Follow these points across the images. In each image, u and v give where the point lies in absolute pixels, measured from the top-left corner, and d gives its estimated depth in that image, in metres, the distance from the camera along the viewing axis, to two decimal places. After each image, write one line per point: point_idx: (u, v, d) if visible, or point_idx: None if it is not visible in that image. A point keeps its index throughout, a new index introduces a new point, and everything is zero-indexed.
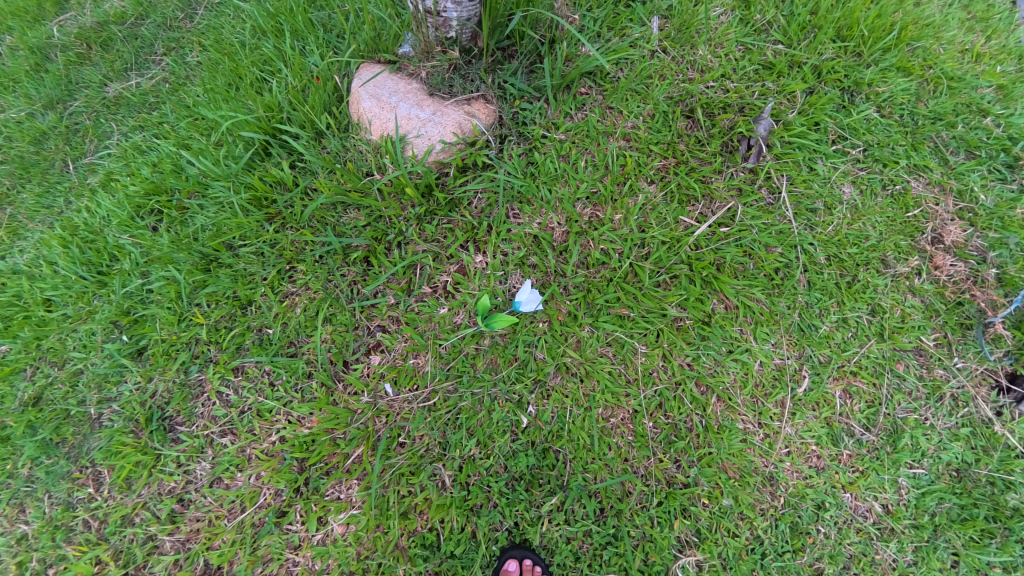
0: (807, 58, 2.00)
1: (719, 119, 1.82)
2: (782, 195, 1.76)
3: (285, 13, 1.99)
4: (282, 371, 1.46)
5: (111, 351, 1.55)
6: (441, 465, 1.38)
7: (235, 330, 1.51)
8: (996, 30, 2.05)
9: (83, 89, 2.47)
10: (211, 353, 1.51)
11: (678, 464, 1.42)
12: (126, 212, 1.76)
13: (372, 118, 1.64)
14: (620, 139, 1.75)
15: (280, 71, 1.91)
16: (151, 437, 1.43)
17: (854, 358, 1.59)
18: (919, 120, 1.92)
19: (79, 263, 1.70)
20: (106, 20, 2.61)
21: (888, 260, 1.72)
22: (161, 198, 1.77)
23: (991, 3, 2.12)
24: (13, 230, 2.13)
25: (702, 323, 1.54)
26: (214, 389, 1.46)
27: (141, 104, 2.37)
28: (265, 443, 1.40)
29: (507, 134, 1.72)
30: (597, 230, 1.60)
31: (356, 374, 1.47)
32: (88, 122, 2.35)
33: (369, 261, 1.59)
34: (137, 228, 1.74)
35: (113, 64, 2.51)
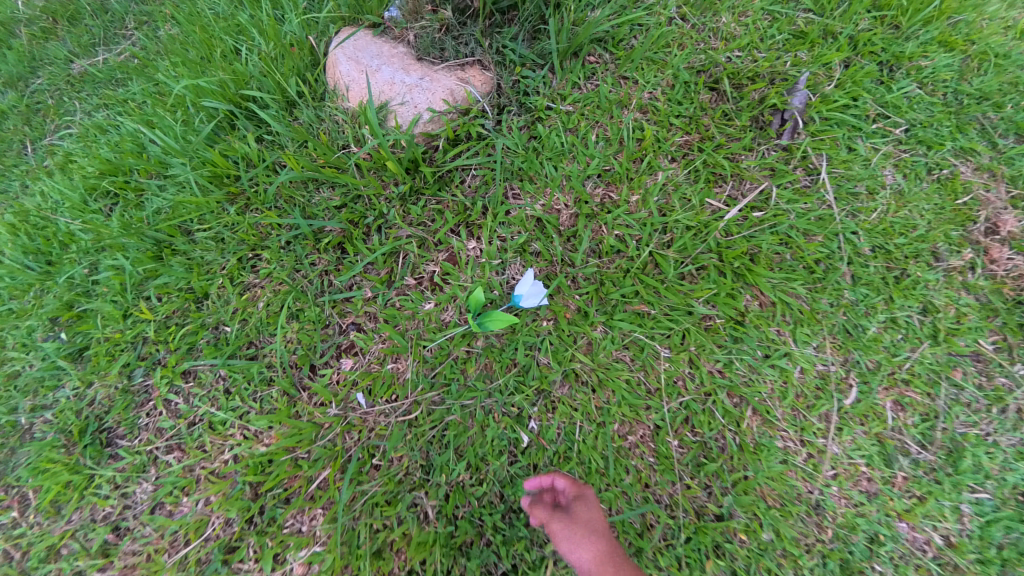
0: (841, 28, 1.79)
1: (748, 91, 1.59)
2: (821, 176, 1.54)
3: None
4: (237, 376, 1.25)
5: (48, 350, 1.34)
6: (423, 494, 1.17)
7: (187, 327, 1.30)
8: None
9: (47, 67, 2.26)
10: (159, 355, 1.29)
11: (709, 492, 1.20)
12: (78, 194, 1.56)
13: (349, 83, 1.44)
14: (635, 111, 1.53)
15: (253, 40, 1.72)
16: (83, 452, 1.22)
17: (904, 365, 1.39)
18: (963, 99, 1.70)
19: (26, 252, 1.49)
20: None
21: (939, 253, 1.51)
22: (116, 178, 1.57)
23: None
24: None
25: (734, 323, 1.31)
26: (161, 397, 1.25)
27: (108, 82, 2.17)
28: (217, 462, 1.20)
29: (506, 104, 1.50)
30: (611, 213, 1.38)
31: (323, 383, 1.25)
32: (51, 101, 2.15)
33: (343, 248, 1.38)
34: (90, 213, 1.55)
35: (80, 39, 2.29)
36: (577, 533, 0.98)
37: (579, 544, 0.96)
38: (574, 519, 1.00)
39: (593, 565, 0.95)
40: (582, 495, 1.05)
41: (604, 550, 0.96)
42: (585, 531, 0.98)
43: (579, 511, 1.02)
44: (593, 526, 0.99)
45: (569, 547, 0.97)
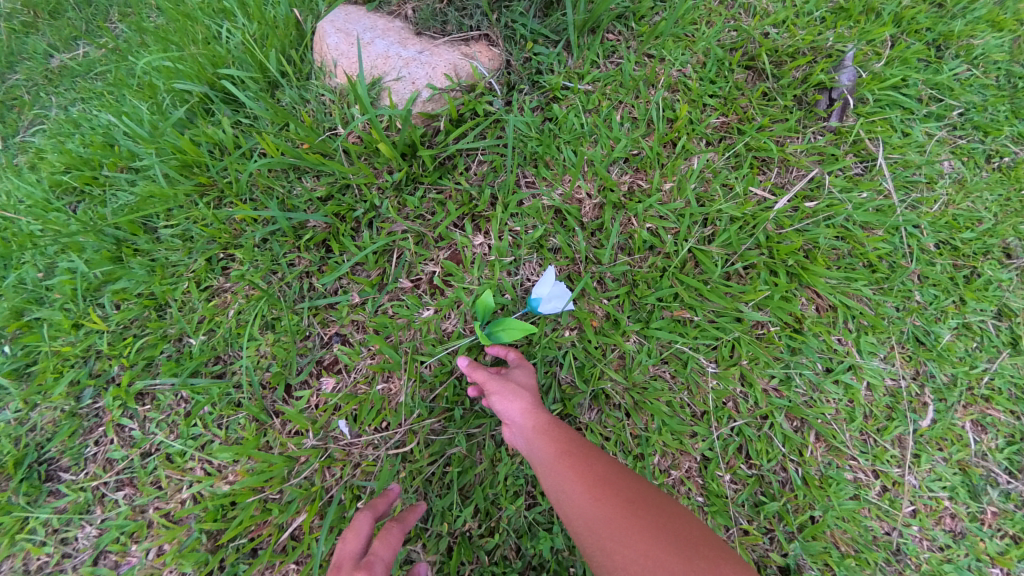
0: (883, 5, 1.60)
1: (788, 69, 1.41)
2: (878, 162, 1.36)
3: None
4: (201, 398, 1.15)
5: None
6: (421, 547, 1.05)
7: (144, 339, 1.19)
8: None
9: (25, 61, 2.05)
10: (113, 372, 1.18)
11: (772, 538, 1.01)
12: (39, 191, 1.38)
13: (338, 57, 1.29)
14: (664, 90, 1.35)
15: (236, 18, 1.54)
16: (17, 490, 1.10)
17: (984, 379, 1.18)
18: (1017, 82, 1.57)
19: None
20: None
21: (1013, 248, 1.32)
22: (81, 172, 1.39)
23: None
24: None
25: (791, 331, 1.12)
26: (113, 422, 1.14)
27: (86, 74, 1.98)
28: (172, 503, 1.10)
29: (517, 83, 1.34)
30: (641, 203, 1.19)
31: (298, 408, 1.14)
32: (26, 95, 1.98)
33: (329, 247, 1.25)
34: (52, 212, 1.37)
35: (59, 31, 2.04)
36: (507, 390, 0.93)
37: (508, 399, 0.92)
38: (507, 378, 0.96)
39: (520, 417, 0.89)
40: (523, 363, 1.01)
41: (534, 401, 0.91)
42: (517, 389, 0.94)
43: (515, 374, 0.98)
44: (526, 385, 0.95)
45: (501, 403, 0.93)
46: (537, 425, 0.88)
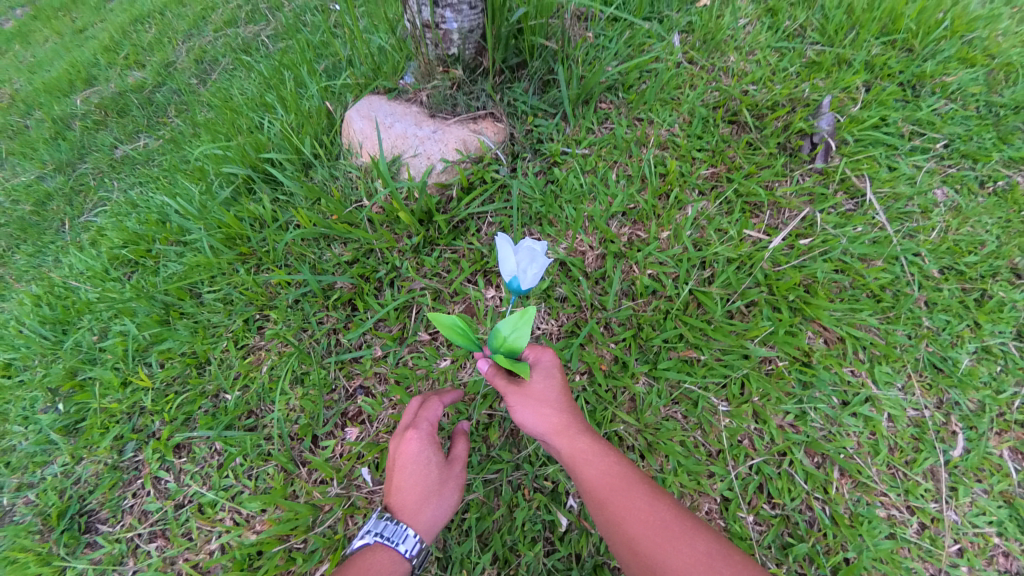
0: (854, 53, 1.85)
1: (769, 120, 1.53)
2: (867, 198, 1.42)
3: (291, 64, 1.89)
4: (234, 449, 1.23)
5: (44, 424, 1.33)
6: None
7: (185, 395, 1.31)
8: None
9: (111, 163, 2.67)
10: (154, 427, 1.30)
11: None
12: (100, 264, 1.59)
13: (363, 139, 1.49)
14: (655, 147, 1.48)
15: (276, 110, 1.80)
16: (59, 540, 1.17)
17: (1014, 403, 1.15)
18: (997, 111, 1.73)
19: (45, 323, 1.51)
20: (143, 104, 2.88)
21: (1021, 269, 1.42)
22: (136, 247, 1.59)
23: None
24: None
25: (801, 365, 1.13)
26: (152, 474, 1.23)
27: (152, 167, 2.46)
28: (201, 553, 1.14)
29: (520, 151, 1.51)
30: (641, 251, 1.27)
31: (325, 457, 1.20)
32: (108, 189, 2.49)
33: (354, 305, 1.38)
34: (109, 281, 1.57)
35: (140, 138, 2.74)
36: (528, 405, 0.89)
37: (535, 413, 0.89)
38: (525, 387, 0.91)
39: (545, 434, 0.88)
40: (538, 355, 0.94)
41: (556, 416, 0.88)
42: (537, 400, 0.89)
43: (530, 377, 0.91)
44: (551, 393, 0.90)
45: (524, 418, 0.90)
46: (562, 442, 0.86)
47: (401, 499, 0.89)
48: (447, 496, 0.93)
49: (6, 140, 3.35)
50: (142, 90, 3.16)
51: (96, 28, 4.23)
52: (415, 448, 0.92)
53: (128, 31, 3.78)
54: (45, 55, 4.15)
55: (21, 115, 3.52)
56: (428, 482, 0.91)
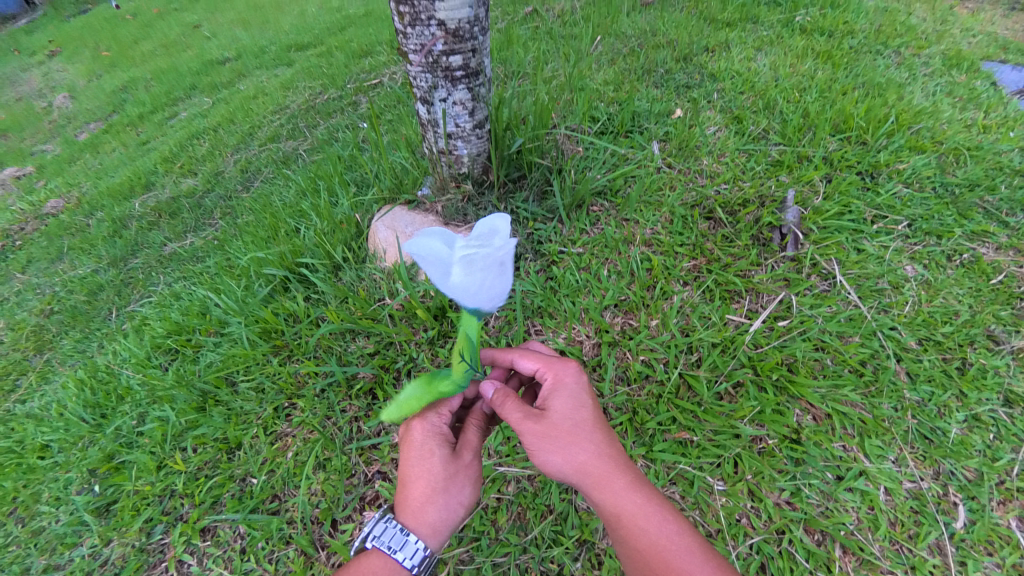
0: (813, 150, 2.18)
1: (742, 215, 1.74)
2: (837, 279, 1.58)
3: (324, 178, 2.57)
4: (257, 532, 1.31)
5: (78, 505, 1.55)
6: None
7: (215, 480, 1.42)
8: (988, 126, 2.61)
9: (144, 250, 3.31)
10: (182, 510, 1.41)
11: None
12: (144, 353, 1.95)
13: (387, 247, 1.76)
14: (641, 245, 1.68)
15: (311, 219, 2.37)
16: None
17: (1013, 470, 1.19)
18: (953, 190, 2.05)
19: (85, 407, 1.87)
20: (180, 197, 3.69)
21: (997, 335, 1.51)
22: (179, 338, 1.96)
23: (952, 114, 2.68)
24: (45, 374, 2.63)
25: (791, 443, 1.21)
26: (176, 557, 1.32)
27: (190, 259, 3.00)
28: None
29: (522, 252, 1.71)
30: (633, 339, 1.42)
31: (343, 540, 1.26)
32: (143, 277, 3.03)
33: (375, 394, 1.51)
34: (151, 368, 1.92)
35: (176, 228, 3.37)
36: (556, 449, 0.96)
37: (564, 452, 0.96)
38: (553, 429, 0.97)
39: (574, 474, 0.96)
40: (562, 391, 1.03)
41: (585, 457, 0.95)
42: (565, 442, 0.97)
43: (556, 414, 0.99)
44: (581, 431, 0.97)
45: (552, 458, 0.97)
46: (591, 481, 0.95)
47: (411, 494, 1.04)
48: (453, 493, 1.05)
49: (70, 238, 3.83)
50: (193, 195, 3.69)
51: (162, 143, 4.99)
52: (420, 446, 1.06)
53: (187, 146, 4.45)
54: (111, 165, 4.92)
55: (84, 215, 4.07)
56: (431, 480, 1.03)
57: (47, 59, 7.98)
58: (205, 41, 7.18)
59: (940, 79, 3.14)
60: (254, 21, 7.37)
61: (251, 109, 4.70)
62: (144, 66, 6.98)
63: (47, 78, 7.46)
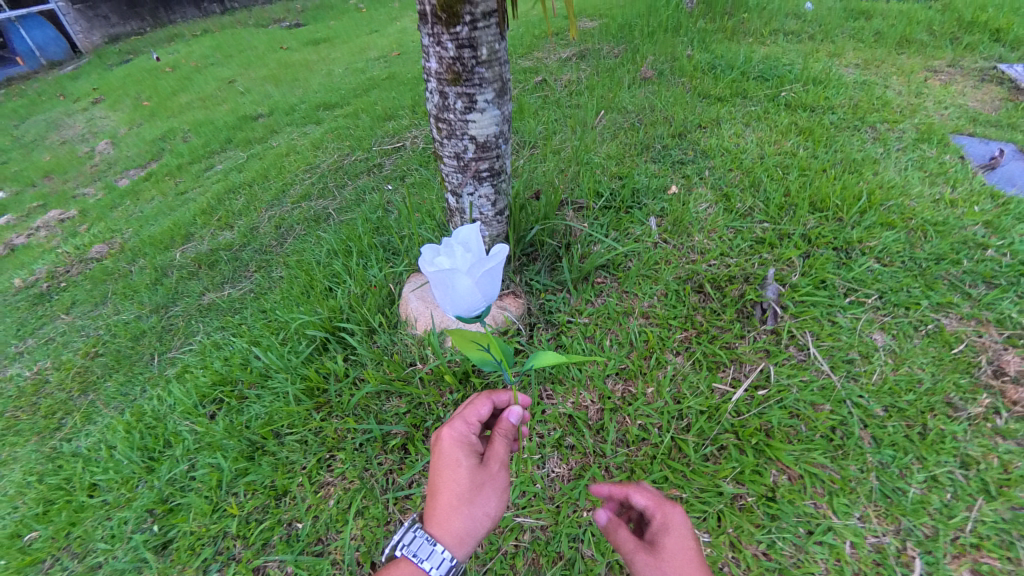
0: (793, 229, 2.44)
1: (727, 290, 1.99)
2: (811, 351, 1.80)
3: (354, 240, 2.96)
4: (304, 571, 1.49)
5: (137, 543, 1.69)
6: None
7: (266, 523, 1.61)
8: (956, 200, 2.88)
9: (184, 298, 3.53)
10: (235, 550, 1.59)
11: None
12: (192, 400, 2.22)
13: (417, 315, 2.01)
14: (639, 317, 1.93)
15: (344, 280, 2.73)
16: None
17: (966, 527, 1.37)
18: (921, 264, 2.30)
19: (136, 449, 2.16)
20: (218, 248, 3.92)
21: (956, 402, 1.70)
22: (225, 388, 2.24)
23: (922, 189, 2.97)
24: (90, 415, 2.79)
25: (767, 500, 1.41)
26: None
27: (227, 309, 3.22)
28: None
29: (535, 322, 1.98)
30: (631, 405, 1.64)
31: None
32: (181, 324, 3.24)
33: (406, 449, 1.73)
34: (197, 415, 2.19)
35: (214, 279, 3.60)
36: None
37: None
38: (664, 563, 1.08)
39: None
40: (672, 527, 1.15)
41: None
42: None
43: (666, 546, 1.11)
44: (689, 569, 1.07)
45: None
46: None
47: (439, 501, 1.22)
48: (471, 499, 1.22)
49: (112, 282, 4.12)
50: (231, 249, 3.90)
51: (199, 194, 5.42)
52: (445, 457, 1.25)
53: (223, 198, 4.83)
54: (150, 212, 5.31)
55: (124, 260, 4.36)
56: (453, 487, 1.22)
57: (92, 109, 8.62)
58: (239, 97, 7.80)
59: (913, 153, 3.46)
60: (285, 80, 8.03)
61: (283, 166, 5.14)
62: (182, 119, 7.56)
63: (91, 127, 8.06)
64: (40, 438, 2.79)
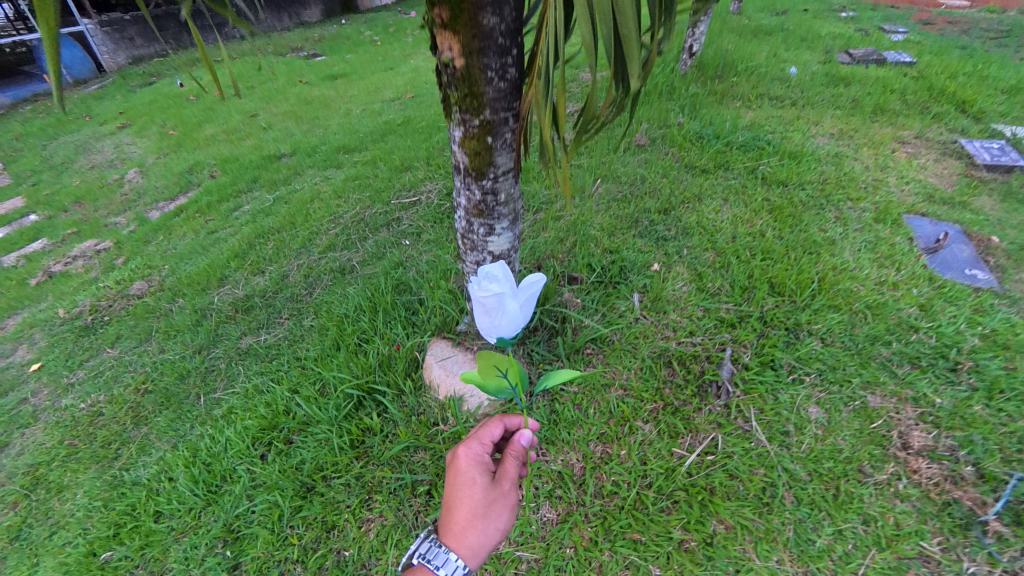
0: (752, 310, 2.92)
1: (692, 367, 2.48)
2: (753, 423, 2.26)
3: (379, 298, 3.44)
4: None
5: (214, 564, 2.16)
6: None
7: (320, 551, 2.10)
8: (898, 282, 3.36)
9: (223, 341, 3.99)
10: (295, 571, 2.08)
11: None
12: (246, 442, 2.65)
13: (439, 381, 2.56)
14: (618, 389, 2.39)
15: (373, 338, 3.20)
16: None
17: (859, 571, 1.82)
18: (857, 344, 2.77)
19: (195, 482, 2.57)
20: (253, 294, 4.40)
21: (866, 470, 2.15)
22: (272, 433, 2.67)
23: (870, 269, 3.46)
24: (145, 447, 3.25)
25: (706, 544, 1.86)
26: None
27: (265, 354, 3.71)
28: None
29: (535, 388, 2.44)
30: (608, 464, 2.10)
31: None
32: (223, 365, 3.72)
33: (430, 493, 2.22)
34: (251, 456, 2.61)
35: (251, 323, 4.07)
36: None
37: None
38: None
39: None
40: None
41: None
42: None
43: None
44: None
45: None
46: None
47: (459, 514, 1.67)
48: (485, 516, 1.66)
49: (153, 319, 4.58)
50: (265, 294, 4.38)
51: (229, 233, 5.92)
52: (464, 478, 1.71)
53: (253, 240, 5.28)
54: (183, 248, 5.78)
55: (162, 297, 4.80)
56: (470, 504, 1.67)
57: (119, 135, 9.07)
58: (263, 134, 8.33)
59: (867, 232, 3.98)
60: (306, 119, 8.59)
61: (308, 211, 5.63)
62: (208, 151, 8.04)
63: (120, 154, 8.50)
64: (100, 466, 3.21)
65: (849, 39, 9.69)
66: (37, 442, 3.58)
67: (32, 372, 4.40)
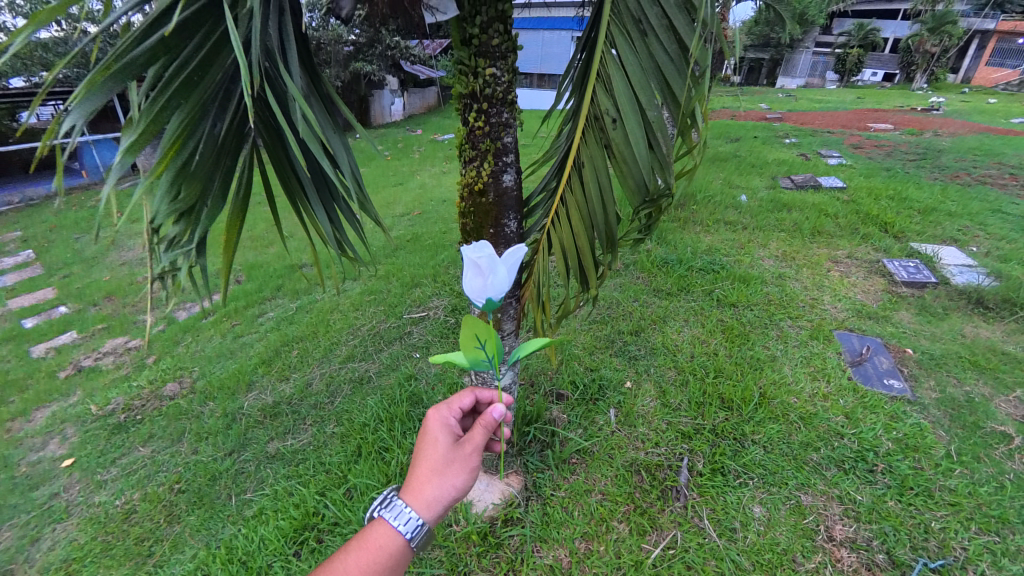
0: (706, 422, 3.59)
1: (657, 473, 3.12)
2: (705, 522, 2.85)
3: (398, 413, 4.04)
4: None
5: None
6: None
7: None
8: (829, 393, 4.09)
9: (252, 445, 4.45)
10: None
11: None
12: (282, 540, 3.19)
13: None
14: (598, 493, 3.00)
15: (393, 449, 3.74)
16: None
17: None
18: (792, 449, 3.41)
19: None
20: (280, 400, 4.95)
21: (798, 560, 2.68)
22: (308, 532, 3.24)
23: (805, 382, 4.21)
24: (178, 545, 3.59)
25: None
26: None
27: (292, 458, 4.21)
28: None
29: (529, 493, 3.03)
30: (589, 558, 2.64)
31: None
32: (251, 468, 4.18)
33: None
34: (285, 553, 3.13)
35: (278, 429, 4.58)
36: None
37: None
38: None
39: None
40: None
41: None
42: None
43: None
44: None
45: None
46: None
47: (420, 469, 1.72)
48: (444, 472, 1.72)
49: (177, 415, 4.93)
50: (291, 401, 4.95)
51: (249, 333, 6.44)
52: (430, 437, 1.80)
53: (277, 345, 5.88)
54: (204, 346, 6.26)
55: (189, 396, 5.23)
56: (431, 459, 1.74)
57: None
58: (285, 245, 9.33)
59: (803, 348, 4.82)
60: None
61: (329, 320, 6.34)
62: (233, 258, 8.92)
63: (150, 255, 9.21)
64: (134, 564, 3.52)
65: (789, 167, 11.49)
66: (68, 538, 3.79)
67: (63, 468, 4.48)
